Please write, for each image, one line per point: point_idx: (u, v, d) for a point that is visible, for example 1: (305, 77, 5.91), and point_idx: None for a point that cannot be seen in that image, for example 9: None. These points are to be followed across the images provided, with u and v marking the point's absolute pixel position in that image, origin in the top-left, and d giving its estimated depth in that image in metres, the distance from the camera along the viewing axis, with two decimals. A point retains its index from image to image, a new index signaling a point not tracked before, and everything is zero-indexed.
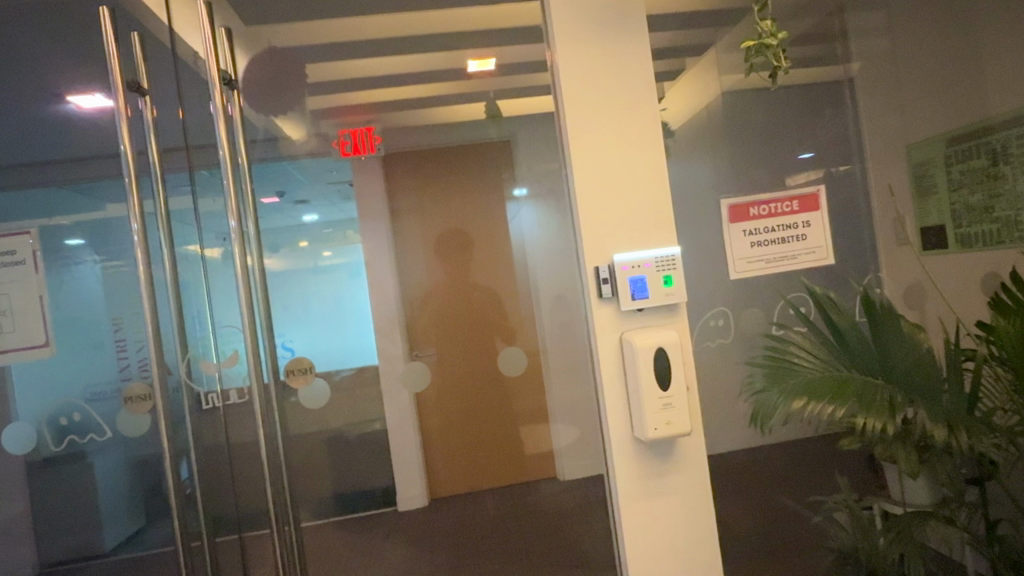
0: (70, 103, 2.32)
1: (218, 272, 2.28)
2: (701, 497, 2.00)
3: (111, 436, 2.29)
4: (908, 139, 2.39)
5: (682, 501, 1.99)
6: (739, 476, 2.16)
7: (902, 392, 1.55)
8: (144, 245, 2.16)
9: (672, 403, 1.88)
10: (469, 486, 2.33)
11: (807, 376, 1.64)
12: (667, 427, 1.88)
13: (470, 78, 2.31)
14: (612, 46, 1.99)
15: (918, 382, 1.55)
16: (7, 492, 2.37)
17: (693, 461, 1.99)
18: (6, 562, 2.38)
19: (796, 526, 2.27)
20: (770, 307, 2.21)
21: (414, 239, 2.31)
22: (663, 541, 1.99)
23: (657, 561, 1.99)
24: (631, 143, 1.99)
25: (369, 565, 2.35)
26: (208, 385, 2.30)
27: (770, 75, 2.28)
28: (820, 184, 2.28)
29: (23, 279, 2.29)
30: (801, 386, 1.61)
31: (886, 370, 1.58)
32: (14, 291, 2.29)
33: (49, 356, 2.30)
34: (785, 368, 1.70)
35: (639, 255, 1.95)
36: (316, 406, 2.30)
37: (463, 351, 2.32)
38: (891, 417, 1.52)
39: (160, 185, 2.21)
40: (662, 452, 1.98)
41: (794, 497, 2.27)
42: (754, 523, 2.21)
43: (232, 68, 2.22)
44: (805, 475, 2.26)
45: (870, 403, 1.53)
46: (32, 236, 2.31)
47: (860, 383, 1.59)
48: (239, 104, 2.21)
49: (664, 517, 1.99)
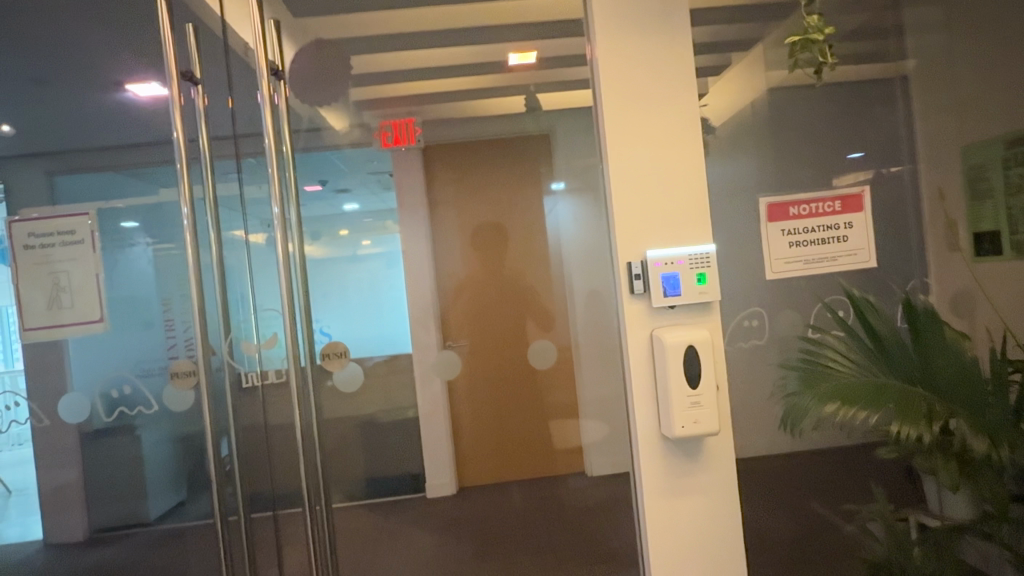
0: (127, 91, 2.43)
1: (259, 258, 2.36)
2: (730, 499, 1.97)
3: (157, 410, 2.41)
4: (964, 141, 2.29)
5: (708, 501, 1.96)
6: (770, 478, 2.13)
7: (943, 403, 1.49)
8: (193, 228, 2.25)
9: (700, 402, 1.85)
10: (497, 478, 2.38)
11: (841, 381, 1.59)
12: (694, 425, 1.85)
13: (511, 71, 2.33)
14: (654, 39, 1.95)
15: (961, 392, 1.48)
16: (59, 461, 2.49)
17: (721, 462, 1.96)
18: (56, 526, 2.50)
19: (827, 532, 2.22)
20: (808, 309, 2.16)
21: (450, 230, 2.34)
22: (690, 543, 1.96)
23: (680, 562, 1.96)
24: (669, 137, 1.95)
25: (396, 550, 2.40)
26: (248, 365, 2.37)
27: (815, 72, 2.23)
28: (866, 185, 2.22)
29: (82, 258, 2.41)
30: (835, 391, 1.56)
31: (927, 378, 1.51)
32: (73, 269, 2.41)
33: (102, 331, 2.42)
34: (822, 370, 1.66)
35: (673, 251, 1.91)
36: (350, 389, 2.35)
37: (495, 343, 2.35)
38: (928, 426, 1.48)
39: (209, 173, 2.28)
40: (689, 450, 1.95)
41: (826, 503, 2.22)
42: (787, 533, 2.18)
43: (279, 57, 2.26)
44: (839, 482, 2.21)
45: (907, 409, 1.48)
46: (90, 217, 2.43)
47: (897, 390, 1.53)
48: (285, 95, 2.28)
49: (691, 517, 1.96)
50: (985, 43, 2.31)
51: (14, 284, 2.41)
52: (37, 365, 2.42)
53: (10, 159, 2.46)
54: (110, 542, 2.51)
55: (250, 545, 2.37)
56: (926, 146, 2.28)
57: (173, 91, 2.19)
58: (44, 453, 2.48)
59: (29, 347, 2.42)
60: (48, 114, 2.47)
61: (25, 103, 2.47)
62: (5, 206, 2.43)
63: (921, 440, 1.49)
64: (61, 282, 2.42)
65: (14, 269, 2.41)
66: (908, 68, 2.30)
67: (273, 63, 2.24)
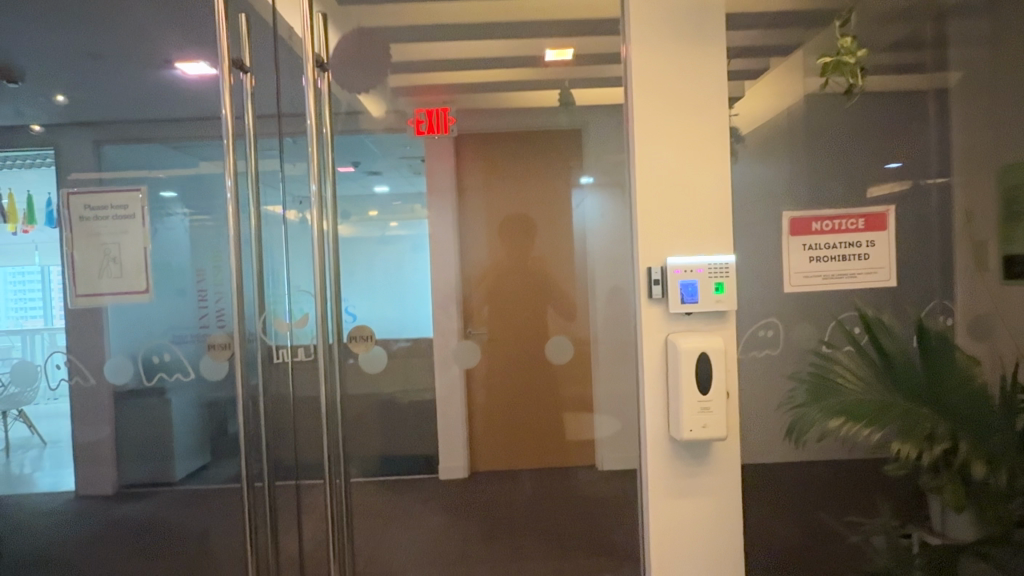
0: (177, 69, 2.54)
1: (295, 235, 2.47)
2: (733, 502, 1.99)
3: (195, 377, 2.54)
4: (1004, 159, 2.24)
5: (712, 502, 1.98)
6: (777, 486, 2.16)
7: (948, 426, 1.48)
8: (235, 201, 2.24)
9: (710, 408, 1.87)
10: (507, 465, 2.46)
11: (850, 396, 1.61)
12: (703, 430, 1.87)
13: (547, 67, 2.38)
14: (690, 44, 1.94)
15: (968, 416, 1.48)
16: (93, 419, 2.62)
17: (726, 465, 1.98)
18: (90, 478, 2.65)
19: (832, 542, 2.24)
20: (822, 323, 2.16)
21: (478, 220, 2.40)
22: (690, 548, 1.99)
23: (679, 566, 1.99)
24: (695, 140, 1.95)
25: (409, 527, 2.47)
26: (278, 339, 2.45)
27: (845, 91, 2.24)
28: (892, 204, 2.20)
29: (131, 231, 2.51)
30: (843, 406, 1.59)
31: (935, 401, 1.51)
32: (123, 241, 2.51)
33: (148, 301, 2.52)
34: (832, 385, 1.67)
35: (694, 260, 1.92)
36: (373, 370, 2.40)
37: (514, 332, 2.41)
38: (929, 447, 1.48)
39: (253, 150, 2.27)
40: (695, 453, 1.98)
41: (832, 513, 2.24)
42: (791, 541, 2.20)
43: (324, 51, 2.23)
44: (847, 493, 2.22)
45: (911, 429, 1.49)
46: (143, 193, 2.53)
47: (903, 409, 1.53)
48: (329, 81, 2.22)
49: (693, 516, 1.99)
50: None
51: (66, 250, 2.51)
52: (79, 328, 2.55)
53: (63, 127, 2.58)
54: (136, 497, 2.64)
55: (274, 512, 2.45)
56: (962, 163, 2.25)
57: (223, 74, 2.16)
58: (80, 410, 2.61)
59: (72, 310, 2.53)
60: (101, 86, 2.58)
61: (76, 73, 2.56)
62: (54, 170, 2.54)
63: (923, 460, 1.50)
64: (112, 253, 2.52)
65: (69, 239, 2.51)
66: (950, 82, 2.26)
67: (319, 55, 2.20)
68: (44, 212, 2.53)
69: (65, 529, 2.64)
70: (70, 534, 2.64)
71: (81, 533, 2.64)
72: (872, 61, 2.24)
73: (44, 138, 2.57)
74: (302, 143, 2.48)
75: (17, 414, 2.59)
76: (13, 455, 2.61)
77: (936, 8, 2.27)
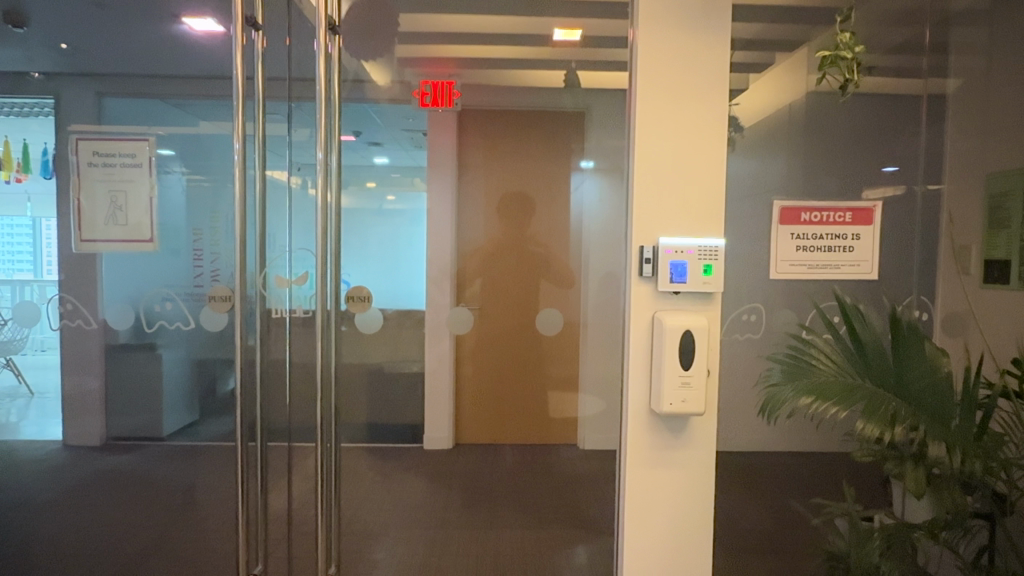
0: (183, 24, 2.58)
1: (300, 199, 2.48)
2: (707, 478, 2.05)
3: (195, 328, 2.59)
4: (988, 167, 2.29)
5: (686, 477, 2.04)
6: (744, 469, 2.23)
7: (910, 410, 1.51)
8: (242, 163, 2.18)
9: (691, 383, 1.92)
10: (491, 439, 2.54)
11: (820, 378, 1.61)
12: (682, 404, 1.92)
13: (555, 46, 2.41)
14: (693, 33, 1.96)
15: (931, 403, 1.49)
16: (84, 369, 2.64)
17: (702, 441, 2.03)
18: (77, 428, 2.67)
19: (796, 524, 2.32)
20: (804, 311, 2.21)
21: (478, 196, 2.45)
22: (662, 516, 2.06)
23: (647, 535, 2.06)
24: (695, 124, 1.97)
25: (392, 492, 2.53)
26: (279, 301, 2.47)
27: (841, 87, 2.23)
28: (878, 202, 2.24)
29: (137, 181, 2.53)
30: (812, 386, 1.59)
31: (900, 386, 1.53)
32: (130, 190, 2.54)
33: (152, 251, 2.54)
34: (805, 365, 1.66)
35: (685, 241, 1.96)
36: (368, 331, 2.45)
37: (506, 305, 2.48)
38: (892, 427, 1.49)
39: (262, 112, 2.21)
40: (673, 427, 2.03)
41: (799, 496, 2.30)
42: (756, 523, 2.29)
43: (337, 14, 2.17)
44: (815, 480, 2.30)
45: (874, 409, 1.50)
46: (150, 143, 2.54)
47: (868, 392, 1.55)
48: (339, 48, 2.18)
49: (666, 488, 2.05)
50: None
51: (72, 196, 2.53)
52: (72, 277, 2.57)
53: (66, 76, 2.56)
54: (125, 450, 2.68)
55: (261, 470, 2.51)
56: (947, 169, 2.34)
57: (235, 29, 2.09)
58: (69, 359, 2.63)
59: (70, 256, 2.55)
60: (109, 41, 2.58)
61: (83, 23, 2.55)
62: (52, 120, 2.54)
63: (884, 442, 1.51)
64: (118, 201, 2.54)
65: (76, 188, 2.53)
66: (948, 89, 2.35)
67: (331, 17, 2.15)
68: (38, 162, 2.53)
69: (52, 477, 2.67)
70: (54, 481, 2.67)
71: (66, 482, 2.67)
72: (872, 63, 2.30)
73: (44, 86, 2.55)
74: (308, 109, 2.52)
75: (5, 362, 2.59)
76: (2, 403, 2.62)
77: (937, 16, 2.34)
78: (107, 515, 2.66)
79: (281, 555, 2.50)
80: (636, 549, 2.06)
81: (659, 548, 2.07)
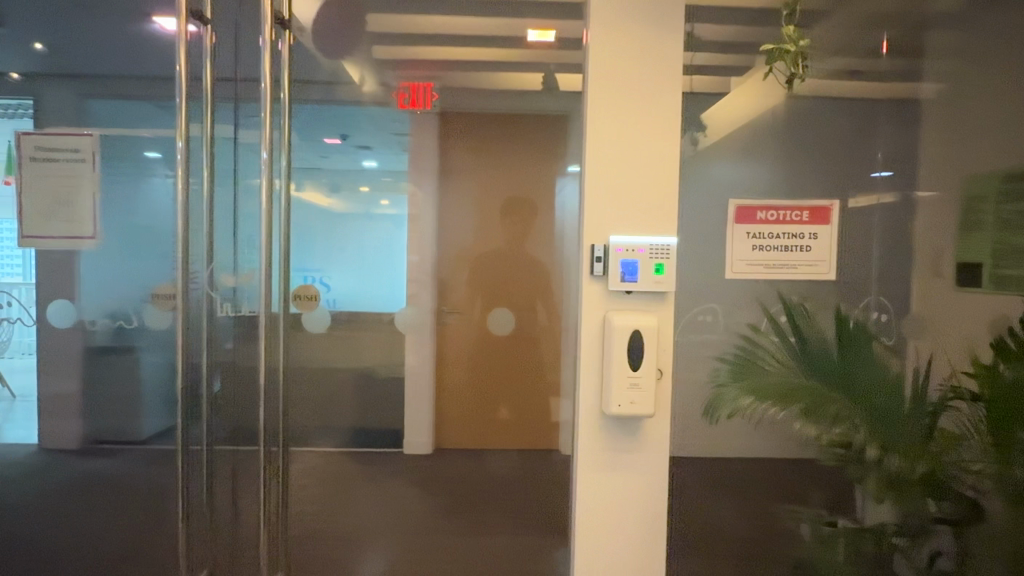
0: (155, 22, 2.49)
1: (246, 199, 2.44)
2: (660, 481, 2.06)
3: (138, 325, 2.58)
4: (966, 170, 2.28)
5: (636, 479, 2.05)
6: (703, 471, 2.18)
7: (849, 408, 1.64)
8: (186, 161, 2.28)
9: (639, 384, 1.93)
10: (478, 445, 2.50)
11: (765, 376, 1.74)
12: (631, 406, 1.94)
13: (530, 48, 2.34)
14: (648, 37, 1.99)
15: (873, 401, 1.62)
16: (62, 372, 2.65)
17: (655, 443, 2.05)
18: (55, 432, 2.66)
19: (762, 527, 2.25)
20: (748, 313, 2.21)
21: (461, 200, 2.45)
22: (619, 520, 2.06)
23: (600, 537, 2.06)
24: (648, 127, 2.00)
25: (370, 497, 2.53)
26: (225, 296, 2.44)
27: (786, 81, 2.23)
28: (836, 199, 2.23)
29: (81, 176, 2.55)
30: (756, 386, 1.73)
31: (846, 385, 1.64)
32: (72, 186, 2.55)
33: (93, 247, 2.56)
34: (752, 364, 1.80)
35: (636, 239, 1.98)
36: (316, 329, 2.47)
37: (488, 309, 2.46)
38: (828, 425, 1.64)
39: (208, 110, 2.31)
40: (625, 429, 2.04)
41: (767, 501, 2.24)
42: (713, 529, 2.23)
43: (289, 10, 2.31)
44: (778, 483, 2.23)
45: (812, 409, 1.64)
46: (92, 137, 2.55)
47: (813, 391, 1.65)
48: (289, 43, 2.31)
49: (621, 490, 2.06)
50: (997, 71, 2.30)
51: (14, 192, 2.54)
52: (54, 273, 2.58)
53: (44, 77, 2.56)
54: (104, 454, 2.64)
55: (241, 476, 2.49)
56: (929, 176, 2.31)
57: (183, 30, 2.21)
58: (46, 362, 2.64)
59: (42, 256, 2.57)
60: (81, 43, 2.54)
61: (59, 25, 2.54)
62: (32, 120, 2.55)
63: (822, 436, 1.67)
64: (65, 198, 2.56)
65: (19, 183, 2.54)
66: (927, 93, 2.32)
67: (279, 12, 2.27)
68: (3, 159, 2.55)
69: (29, 480, 2.65)
70: (32, 483, 2.64)
71: (43, 485, 2.64)
72: (855, 67, 2.28)
73: (25, 87, 2.56)
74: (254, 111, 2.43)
75: None
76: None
77: (918, 16, 2.30)
78: (81, 522, 2.62)
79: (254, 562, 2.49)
80: (589, 551, 2.07)
81: (614, 550, 2.07)
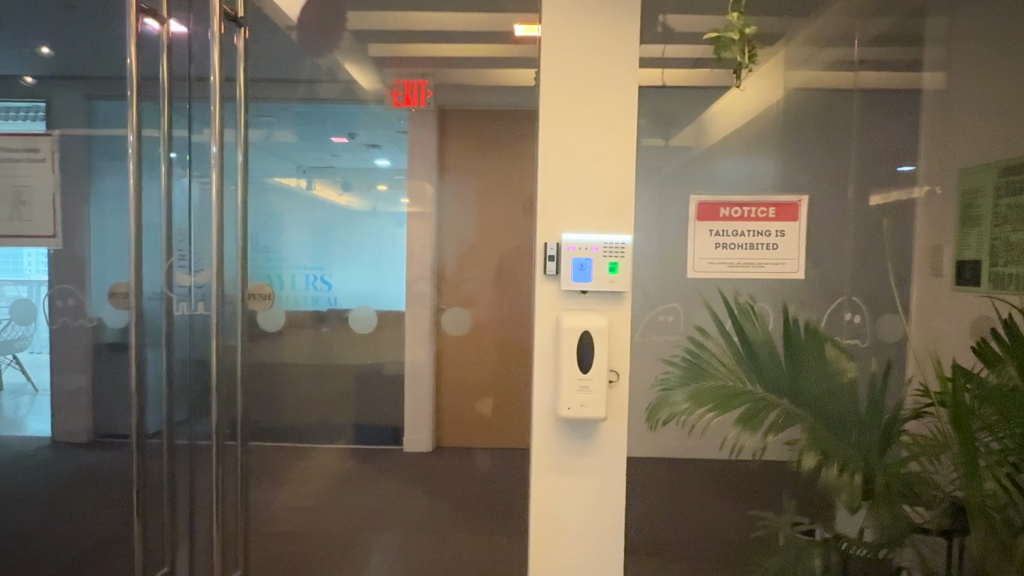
0: None
1: (203, 196, 2.48)
2: (618, 486, 2.04)
3: (96, 322, 2.66)
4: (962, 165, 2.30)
5: (587, 483, 2.04)
6: (673, 477, 2.15)
7: (790, 413, 1.66)
8: (139, 156, 2.24)
9: (590, 387, 1.91)
10: (468, 441, 2.44)
11: (710, 382, 1.81)
12: (581, 409, 1.92)
13: (517, 43, 2.26)
14: (601, 32, 1.96)
15: (816, 405, 1.66)
16: (71, 367, 2.70)
17: (611, 444, 2.03)
18: (66, 425, 2.71)
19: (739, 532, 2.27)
20: (694, 311, 2.13)
21: (456, 197, 2.39)
22: (575, 522, 2.05)
23: (558, 538, 2.06)
24: (604, 123, 1.97)
25: (369, 493, 2.56)
26: (183, 293, 2.49)
27: (735, 73, 2.14)
28: (804, 195, 2.13)
29: (41, 175, 2.60)
30: (699, 391, 1.81)
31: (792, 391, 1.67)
32: (33, 186, 2.60)
33: (53, 246, 2.61)
34: (701, 370, 1.85)
35: (588, 238, 1.96)
36: (272, 327, 2.50)
37: (482, 309, 2.38)
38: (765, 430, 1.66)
39: (165, 111, 2.31)
40: (581, 431, 2.03)
41: (736, 507, 2.23)
42: (690, 532, 2.25)
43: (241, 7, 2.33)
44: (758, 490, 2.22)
45: (750, 415, 1.67)
46: (53, 138, 2.60)
47: (754, 397, 1.69)
48: (244, 38, 2.35)
49: (576, 494, 2.04)
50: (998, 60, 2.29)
51: None
52: (61, 270, 2.61)
53: (55, 79, 2.60)
54: (108, 448, 2.68)
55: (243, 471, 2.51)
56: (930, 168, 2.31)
57: (132, 24, 2.16)
58: (55, 358, 2.70)
59: (55, 255, 2.61)
60: (87, 44, 2.58)
61: (62, 28, 2.57)
62: (44, 122, 2.60)
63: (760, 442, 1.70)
64: (23, 196, 2.61)
65: None
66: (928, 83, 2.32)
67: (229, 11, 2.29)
68: None
69: (40, 473, 2.71)
70: (43, 474, 2.71)
71: (50, 477, 2.70)
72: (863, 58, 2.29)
73: (37, 90, 2.60)
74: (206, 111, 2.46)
75: (12, 359, 2.68)
76: (4, 399, 2.71)
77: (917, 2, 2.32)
78: (91, 517, 2.66)
79: (261, 556, 2.53)
80: (544, 554, 2.06)
81: (570, 552, 2.07)
